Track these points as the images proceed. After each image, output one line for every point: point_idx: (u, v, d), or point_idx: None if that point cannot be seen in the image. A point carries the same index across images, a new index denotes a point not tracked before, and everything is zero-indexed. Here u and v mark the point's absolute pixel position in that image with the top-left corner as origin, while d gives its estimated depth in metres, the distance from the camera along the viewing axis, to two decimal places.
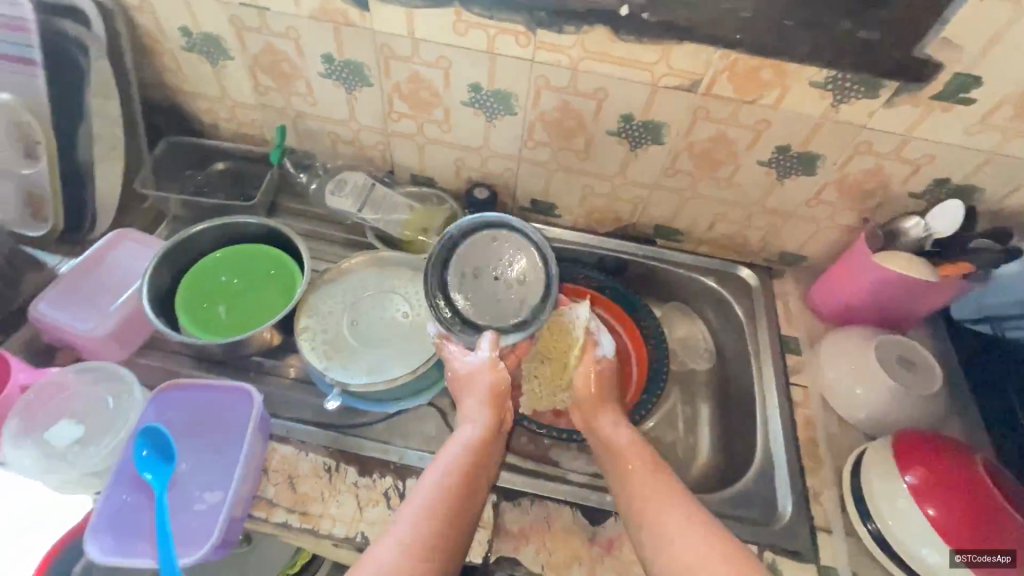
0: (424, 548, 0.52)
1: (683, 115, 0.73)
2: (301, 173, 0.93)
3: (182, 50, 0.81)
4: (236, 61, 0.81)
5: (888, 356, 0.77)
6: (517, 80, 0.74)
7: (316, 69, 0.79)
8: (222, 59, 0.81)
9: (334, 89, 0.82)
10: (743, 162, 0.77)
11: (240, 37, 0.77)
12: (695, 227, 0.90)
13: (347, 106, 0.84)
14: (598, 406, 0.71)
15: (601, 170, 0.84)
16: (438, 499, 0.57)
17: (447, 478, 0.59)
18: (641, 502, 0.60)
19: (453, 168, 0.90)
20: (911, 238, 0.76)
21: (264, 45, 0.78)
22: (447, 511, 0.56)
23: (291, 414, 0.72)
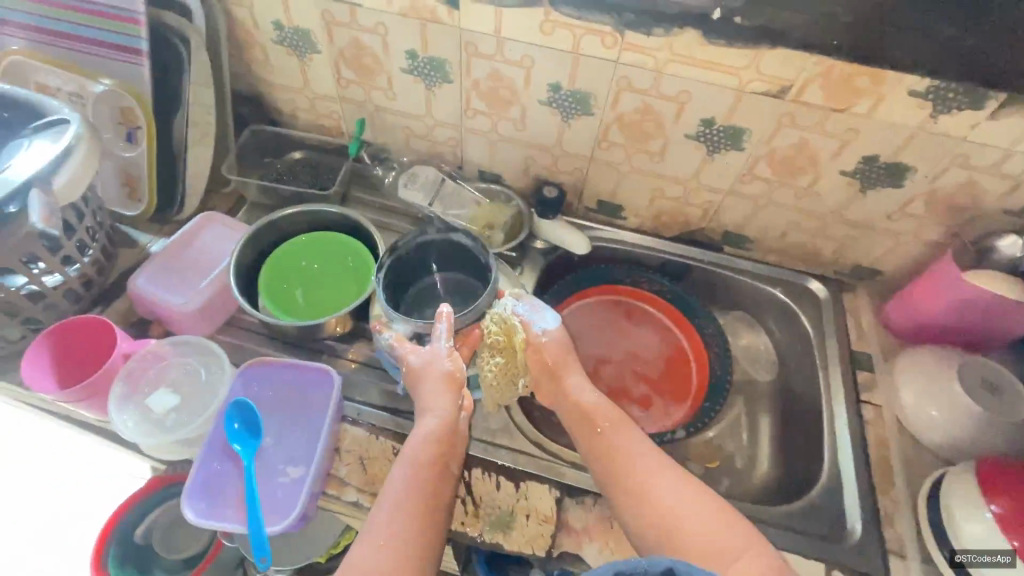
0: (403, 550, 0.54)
1: (767, 121, 0.72)
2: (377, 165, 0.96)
3: (273, 43, 0.84)
4: (323, 54, 0.84)
5: (971, 377, 0.74)
6: (598, 81, 0.74)
7: (399, 65, 0.81)
8: (309, 52, 0.84)
9: (414, 85, 0.84)
10: (824, 170, 0.76)
11: (329, 31, 0.80)
12: (765, 235, 0.88)
13: (425, 102, 0.86)
14: (556, 381, 0.72)
15: (673, 173, 0.83)
16: (406, 499, 0.57)
17: (412, 474, 0.59)
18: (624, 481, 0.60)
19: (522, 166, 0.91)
20: (1004, 257, 0.73)
21: (351, 40, 0.80)
22: (418, 510, 0.57)
23: (360, 397, 0.74)
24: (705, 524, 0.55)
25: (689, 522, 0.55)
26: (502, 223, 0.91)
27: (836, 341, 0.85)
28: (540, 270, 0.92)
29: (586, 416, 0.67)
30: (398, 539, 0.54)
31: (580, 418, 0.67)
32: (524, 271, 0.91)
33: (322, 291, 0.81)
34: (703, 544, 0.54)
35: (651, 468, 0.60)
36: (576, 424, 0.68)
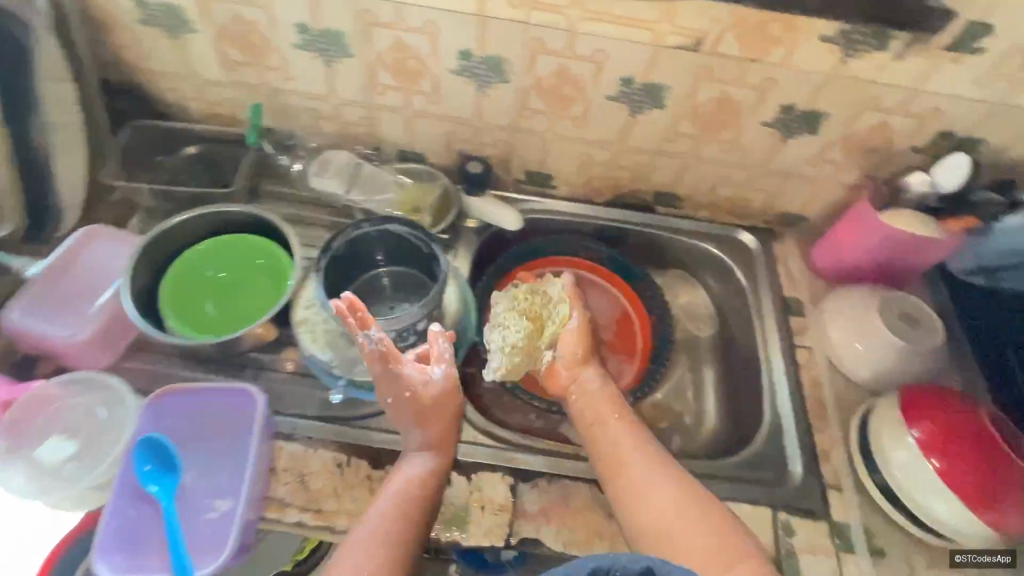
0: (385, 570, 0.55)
1: (685, 79, 0.71)
2: (283, 154, 0.87)
3: (139, 24, 0.74)
4: (201, 34, 0.74)
5: (893, 313, 0.78)
6: (511, 45, 0.71)
7: (290, 40, 0.73)
8: (185, 33, 0.74)
9: (312, 62, 0.76)
10: (745, 122, 0.76)
11: (205, 7, 0.71)
12: (696, 192, 0.87)
13: (327, 80, 0.78)
14: (580, 364, 0.74)
15: (598, 137, 0.81)
16: (393, 515, 0.58)
17: (404, 490, 0.60)
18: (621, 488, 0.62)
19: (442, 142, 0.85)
20: (914, 193, 0.77)
21: (232, 15, 0.71)
22: (401, 527, 0.57)
23: (293, 408, 0.69)
24: (687, 519, 0.58)
25: (675, 522, 0.58)
26: (428, 205, 0.84)
27: (769, 291, 0.86)
28: (474, 252, 0.87)
29: (595, 409, 0.70)
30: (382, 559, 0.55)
31: (586, 416, 0.70)
32: (457, 254, 0.86)
33: (237, 299, 0.73)
34: (687, 550, 0.56)
35: (643, 474, 0.62)
36: (582, 416, 0.71)
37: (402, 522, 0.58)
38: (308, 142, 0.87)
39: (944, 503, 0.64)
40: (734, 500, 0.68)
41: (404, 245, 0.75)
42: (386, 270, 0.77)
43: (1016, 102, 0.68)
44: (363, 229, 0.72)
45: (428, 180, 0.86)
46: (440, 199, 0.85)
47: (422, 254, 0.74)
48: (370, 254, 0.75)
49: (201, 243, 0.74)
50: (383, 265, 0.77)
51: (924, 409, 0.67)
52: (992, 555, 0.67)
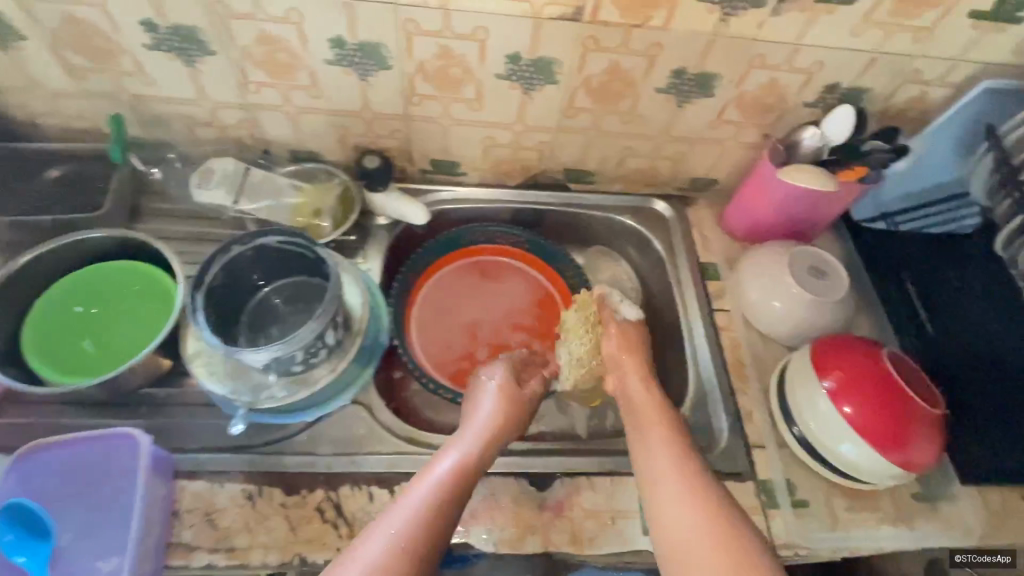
0: (415, 551, 0.54)
1: (570, 46, 0.68)
2: (154, 168, 0.81)
3: None
4: (31, 41, 0.66)
5: (800, 268, 0.79)
6: (382, 29, 0.65)
7: (139, 40, 0.66)
8: (15, 41, 0.66)
9: (169, 63, 0.69)
10: (641, 91, 0.74)
11: (31, 10, 0.63)
12: (602, 165, 0.86)
13: (191, 81, 0.71)
14: (620, 359, 0.75)
15: (495, 118, 0.78)
16: (433, 499, 0.57)
17: (447, 477, 0.60)
18: (656, 498, 0.60)
19: (336, 136, 0.80)
20: (809, 150, 0.78)
21: (63, 17, 0.63)
22: (433, 511, 0.56)
23: (203, 442, 0.67)
24: (723, 529, 0.55)
25: (705, 545, 0.55)
26: (328, 208, 0.81)
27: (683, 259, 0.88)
28: (386, 248, 0.85)
29: (641, 414, 0.68)
30: (410, 542, 0.54)
31: (631, 413, 0.70)
32: (369, 254, 0.84)
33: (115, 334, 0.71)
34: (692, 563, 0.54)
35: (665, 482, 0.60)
36: (631, 421, 0.69)
37: (437, 514, 0.56)
38: (187, 151, 0.80)
39: (850, 450, 0.67)
40: None
41: (291, 258, 0.73)
42: (270, 290, 0.76)
43: (889, 49, 0.69)
44: (235, 249, 0.68)
45: (325, 180, 0.82)
46: (339, 198, 0.81)
47: (308, 260, 0.72)
48: (248, 277, 0.72)
49: (55, 287, 0.70)
50: (268, 286, 0.76)
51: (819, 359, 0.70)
52: (992, 557, 0.81)
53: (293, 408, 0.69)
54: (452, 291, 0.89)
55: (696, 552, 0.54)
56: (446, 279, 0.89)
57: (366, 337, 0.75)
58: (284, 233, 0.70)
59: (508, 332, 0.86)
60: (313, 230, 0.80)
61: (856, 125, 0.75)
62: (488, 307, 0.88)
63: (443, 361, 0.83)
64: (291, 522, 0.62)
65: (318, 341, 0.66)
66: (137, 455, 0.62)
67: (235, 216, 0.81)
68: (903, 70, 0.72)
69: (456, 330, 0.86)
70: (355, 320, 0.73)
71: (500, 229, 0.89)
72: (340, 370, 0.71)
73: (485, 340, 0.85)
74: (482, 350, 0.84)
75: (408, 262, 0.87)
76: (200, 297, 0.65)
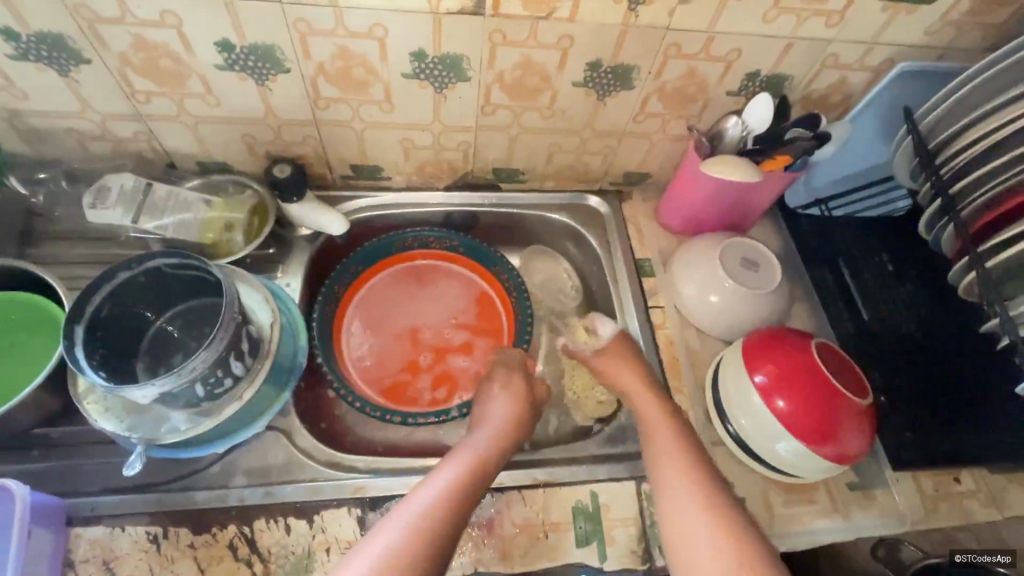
0: (426, 546, 0.86)
1: (473, 42, 0.98)
2: (93, 194, 1.14)
3: (172, 53, 0.96)
4: (159, 53, 0.96)
5: (729, 257, 1.18)
6: (272, 35, 0.94)
7: (5, 51, 0.93)
8: (269, 73, 1.01)
9: (38, 71, 0.98)
10: (555, 84, 1.08)
11: (98, 35, 0.92)
12: (488, 161, 1.27)
13: (69, 90, 1.01)
14: (615, 355, 1.16)
15: (335, 121, 1.13)
16: (440, 512, 0.90)
17: (446, 490, 0.94)
18: (669, 500, 0.95)
19: (308, 149, 1.20)
20: (732, 138, 1.16)
21: (135, 40, 0.93)
22: (448, 525, 0.89)
23: (102, 486, 1.03)
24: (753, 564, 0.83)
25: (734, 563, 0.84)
26: (239, 217, 1.19)
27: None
28: (305, 257, 1.28)
29: (654, 433, 1.04)
30: (420, 535, 0.86)
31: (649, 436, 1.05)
32: (287, 267, 1.26)
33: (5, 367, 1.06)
34: None
35: (697, 533, 0.89)
36: (650, 434, 1.05)
37: (442, 511, 0.90)
38: (76, 169, 1.19)
39: (780, 445, 1.01)
40: (561, 479, 1.08)
41: (185, 276, 1.06)
42: (161, 320, 1.12)
43: (804, 34, 1.01)
44: (123, 274, 1.00)
45: (233, 194, 1.22)
46: (248, 204, 1.21)
47: (205, 283, 1.07)
48: (140, 308, 1.07)
49: None
50: (160, 318, 1.12)
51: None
52: (996, 557, 1.21)
53: (202, 441, 1.06)
54: (397, 286, 1.37)
55: (702, 560, 0.86)
56: (376, 283, 1.36)
57: (281, 357, 1.13)
58: (167, 255, 1.01)
59: (447, 334, 1.34)
60: (223, 239, 1.19)
61: (764, 117, 1.11)
62: (429, 315, 1.36)
63: (387, 368, 1.30)
64: (199, 563, 0.97)
65: (213, 368, 0.97)
66: (7, 508, 0.90)
67: (136, 229, 1.16)
68: (809, 58, 1.06)
69: (399, 336, 1.33)
70: (261, 340, 1.08)
71: (431, 234, 1.34)
72: (242, 398, 1.05)
73: (426, 345, 1.33)
74: (420, 355, 1.32)
75: (330, 279, 1.28)
76: (77, 327, 0.94)
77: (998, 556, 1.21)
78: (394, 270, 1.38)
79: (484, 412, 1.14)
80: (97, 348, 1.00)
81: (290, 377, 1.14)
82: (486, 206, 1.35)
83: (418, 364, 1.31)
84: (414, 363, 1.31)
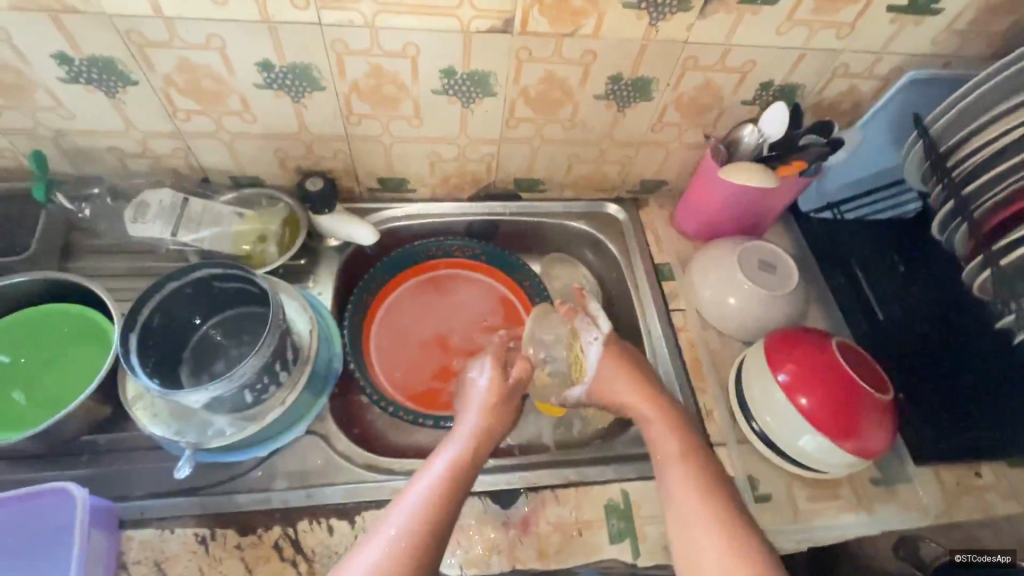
0: (417, 530, 0.53)
1: (671, 68, 0.70)
2: None
3: (255, 89, 0.67)
4: (251, 99, 0.68)
5: None
6: (429, 83, 0.69)
7: (53, 74, 0.63)
8: (307, 91, 0.68)
9: (88, 95, 0.66)
10: (727, 106, 0.76)
11: (145, 57, 0.62)
12: (647, 171, 0.88)
13: (108, 110, 0.68)
14: None
15: (440, 135, 0.77)
16: (428, 505, 0.55)
17: (447, 472, 0.59)
18: None
19: None
20: None
21: (179, 62, 0.63)
22: (436, 515, 0.55)
23: (149, 489, 0.63)
24: None
25: None
26: (274, 232, 0.78)
27: (669, 257, 0.88)
28: None
29: None
30: (417, 535, 0.53)
31: None
32: (320, 279, 0.82)
33: (51, 378, 0.68)
34: None
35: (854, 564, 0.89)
36: None
37: (442, 503, 0.56)
38: (116, 184, 0.78)
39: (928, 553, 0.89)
40: None
41: (233, 291, 0.68)
42: None
43: None
44: (171, 284, 0.63)
45: (269, 206, 0.80)
46: None
47: None
48: (180, 320, 0.66)
49: None
50: None
51: (817, 375, 0.66)
52: None
53: (244, 443, 0.65)
54: None
55: None
56: (398, 301, 0.87)
57: (318, 361, 0.71)
58: (216, 264, 0.64)
59: (474, 331, 0.86)
60: (257, 257, 0.77)
61: None
62: (453, 325, 0.87)
63: (423, 371, 0.83)
64: (246, 563, 0.59)
65: (262, 376, 0.62)
66: None
67: (174, 248, 0.77)
68: None
69: (423, 348, 0.84)
70: (304, 350, 0.69)
71: (456, 241, 0.88)
72: (292, 402, 0.66)
73: (456, 344, 0.85)
74: (455, 355, 0.84)
75: (359, 285, 0.83)
76: (133, 338, 0.60)
77: (998, 555, 0.82)
78: (483, 289, 0.90)
79: (659, 467, 0.64)
80: (172, 367, 0.66)
81: (333, 385, 0.72)
82: (625, 216, 0.92)
83: (445, 365, 0.83)
84: (446, 360, 0.84)
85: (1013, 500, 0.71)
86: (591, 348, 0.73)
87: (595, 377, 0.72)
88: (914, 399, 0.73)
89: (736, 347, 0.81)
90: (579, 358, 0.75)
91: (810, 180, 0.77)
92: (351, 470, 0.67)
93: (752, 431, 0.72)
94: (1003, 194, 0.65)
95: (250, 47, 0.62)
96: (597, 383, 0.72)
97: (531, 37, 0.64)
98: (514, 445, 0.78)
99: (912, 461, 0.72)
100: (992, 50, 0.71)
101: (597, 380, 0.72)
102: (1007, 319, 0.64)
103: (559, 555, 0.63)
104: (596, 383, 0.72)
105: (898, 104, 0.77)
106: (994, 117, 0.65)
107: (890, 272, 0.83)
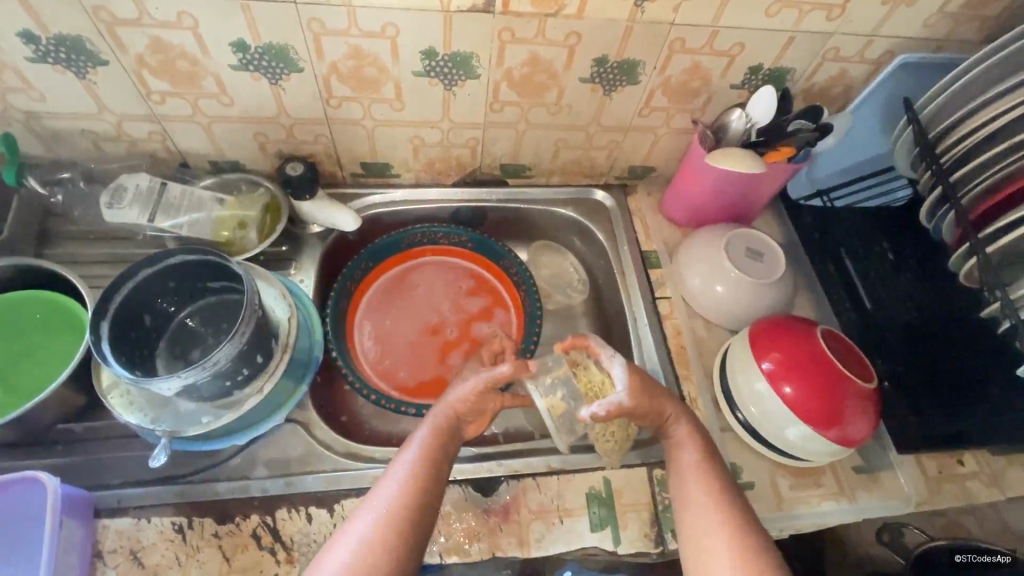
0: (397, 520, 0.52)
1: (659, 49, 0.68)
2: None
3: (232, 70, 0.65)
4: (223, 79, 0.66)
5: None
6: (408, 62, 0.66)
7: (20, 53, 0.61)
8: (285, 72, 0.66)
9: (58, 76, 0.64)
10: (715, 89, 0.75)
11: (112, 34, 0.60)
12: (636, 156, 0.86)
13: (68, 88, 0.65)
14: None
15: (424, 118, 0.75)
16: (401, 501, 0.53)
17: (422, 458, 0.57)
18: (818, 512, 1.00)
19: None
20: None
21: (149, 41, 0.61)
22: (413, 513, 0.53)
23: (127, 477, 0.63)
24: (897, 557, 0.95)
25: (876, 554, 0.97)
26: (254, 218, 0.77)
27: (656, 244, 0.87)
28: None
29: None
30: (396, 519, 0.52)
31: None
32: (302, 266, 0.81)
33: (27, 368, 0.67)
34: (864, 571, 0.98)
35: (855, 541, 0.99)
36: None
37: (418, 496, 0.54)
38: (90, 167, 0.76)
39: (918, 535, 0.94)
40: None
41: (208, 280, 0.67)
42: None
43: None
44: (139, 273, 0.61)
45: (249, 191, 0.79)
46: None
47: None
48: (156, 308, 0.65)
49: None
50: None
51: (807, 365, 0.65)
52: None
53: (222, 432, 0.64)
54: None
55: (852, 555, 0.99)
56: (382, 292, 0.86)
57: (298, 350, 0.70)
58: (189, 251, 0.63)
59: (466, 301, 0.87)
60: (237, 245, 0.77)
61: None
62: (444, 304, 0.87)
63: (422, 353, 0.83)
64: (224, 551, 0.59)
65: (237, 364, 0.61)
66: None
67: (153, 234, 0.76)
68: None
69: (421, 326, 0.85)
70: (282, 338, 0.68)
71: (440, 228, 0.86)
72: (269, 391, 0.65)
73: (451, 320, 0.86)
74: (451, 330, 0.85)
75: (345, 272, 0.82)
76: (105, 326, 0.58)
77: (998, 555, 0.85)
78: (468, 270, 0.89)
79: (677, 468, 0.62)
80: (148, 356, 0.66)
81: (314, 371, 0.71)
82: (613, 202, 0.90)
83: (444, 343, 0.84)
84: (444, 338, 0.84)
85: (994, 487, 0.71)
86: (614, 366, 0.64)
87: (629, 390, 0.62)
88: (899, 388, 0.73)
89: (722, 335, 0.81)
90: (594, 380, 0.65)
91: (799, 166, 0.75)
92: (331, 458, 0.66)
93: (737, 420, 0.72)
94: (993, 179, 0.64)
95: (223, 27, 0.60)
96: (628, 389, 0.63)
97: (514, 18, 0.62)
98: (500, 433, 0.77)
99: (893, 446, 0.72)
100: (982, 33, 0.70)
101: (631, 394, 0.62)
102: (992, 307, 0.63)
103: (540, 542, 0.63)
104: (631, 395, 0.62)
105: (891, 88, 0.75)
106: (984, 103, 0.63)
107: (880, 261, 0.82)
